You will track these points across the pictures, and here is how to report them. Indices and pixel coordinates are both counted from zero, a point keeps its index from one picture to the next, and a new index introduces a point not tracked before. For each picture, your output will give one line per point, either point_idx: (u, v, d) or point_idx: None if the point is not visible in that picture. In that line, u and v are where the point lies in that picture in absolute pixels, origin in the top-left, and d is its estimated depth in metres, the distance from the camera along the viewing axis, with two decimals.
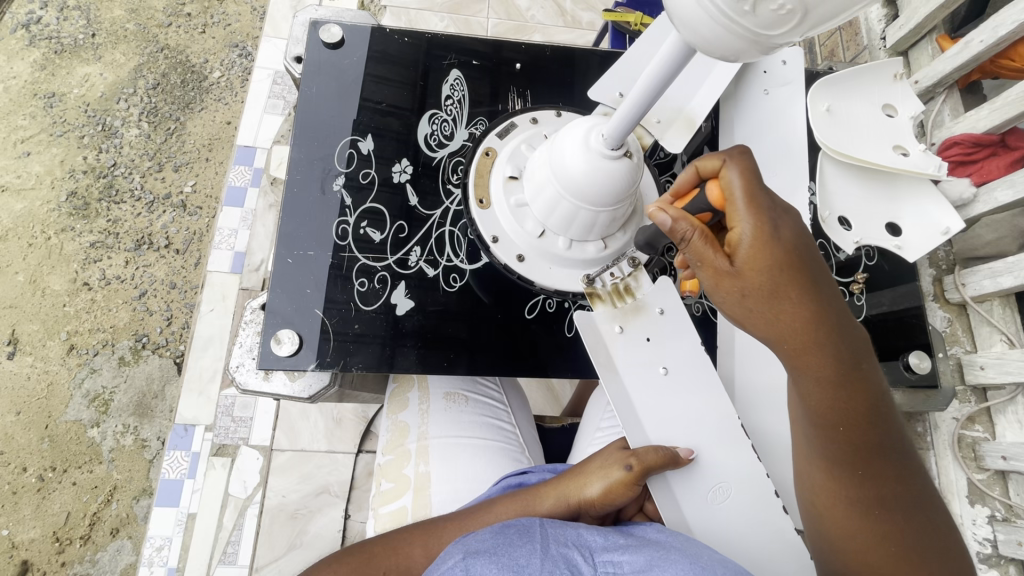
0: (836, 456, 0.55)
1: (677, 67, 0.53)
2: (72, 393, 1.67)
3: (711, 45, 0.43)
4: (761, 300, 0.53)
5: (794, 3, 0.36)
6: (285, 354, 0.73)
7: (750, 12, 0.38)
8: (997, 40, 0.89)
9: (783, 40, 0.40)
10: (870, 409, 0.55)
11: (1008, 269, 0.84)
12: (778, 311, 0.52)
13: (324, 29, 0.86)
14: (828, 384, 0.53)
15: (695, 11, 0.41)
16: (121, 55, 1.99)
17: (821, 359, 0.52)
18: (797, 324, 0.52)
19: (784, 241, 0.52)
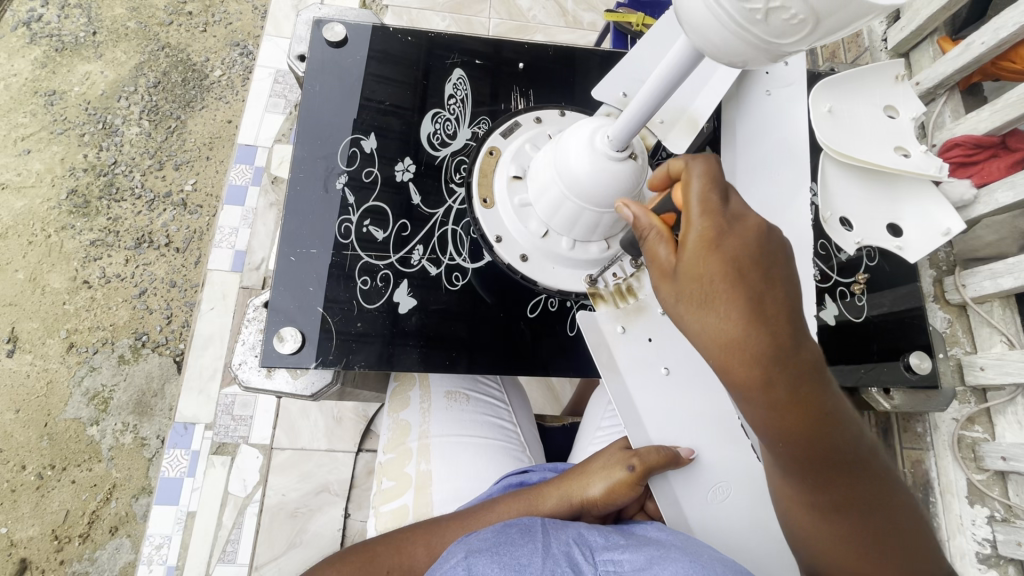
0: (790, 466, 0.49)
1: (685, 70, 0.53)
2: (71, 391, 1.66)
3: (719, 51, 0.43)
4: (698, 308, 0.45)
5: (806, 12, 0.37)
6: (288, 351, 0.73)
7: (760, 21, 0.39)
8: (998, 42, 0.89)
9: (792, 48, 0.41)
10: (823, 428, 0.46)
11: (1009, 270, 0.84)
12: (716, 324, 0.44)
13: (328, 28, 0.86)
14: (778, 411, 0.45)
15: (706, 18, 0.41)
16: (122, 53, 1.99)
17: (759, 379, 0.43)
18: (739, 342, 0.43)
19: (734, 246, 0.45)
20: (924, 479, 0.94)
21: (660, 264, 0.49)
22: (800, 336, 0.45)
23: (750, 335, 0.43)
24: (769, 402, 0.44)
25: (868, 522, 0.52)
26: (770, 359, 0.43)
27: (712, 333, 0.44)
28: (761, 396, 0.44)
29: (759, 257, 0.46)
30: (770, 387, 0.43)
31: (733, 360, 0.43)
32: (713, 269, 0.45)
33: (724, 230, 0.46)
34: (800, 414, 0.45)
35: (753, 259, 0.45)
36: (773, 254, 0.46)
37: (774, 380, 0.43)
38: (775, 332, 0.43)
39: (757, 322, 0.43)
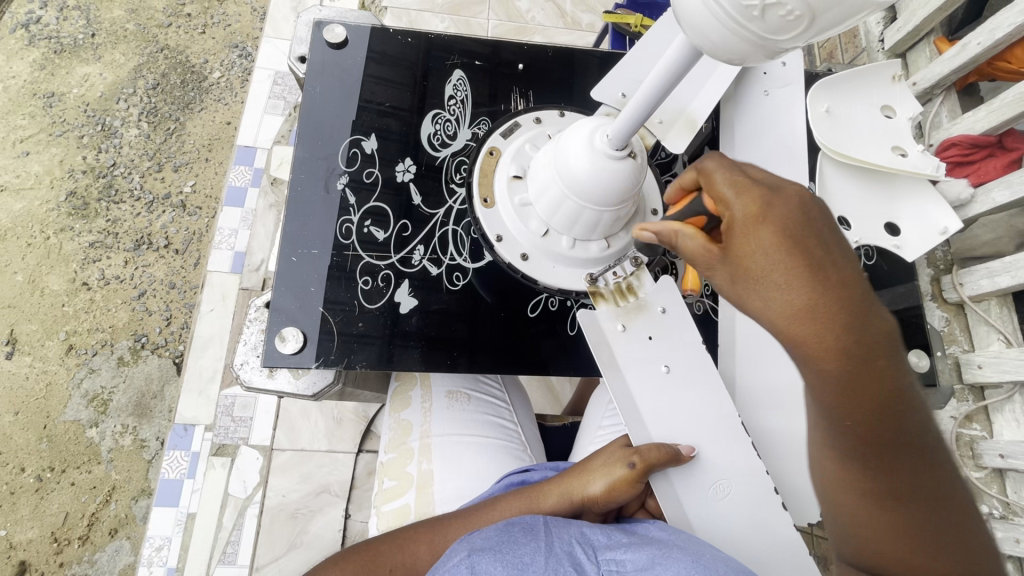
0: (852, 446, 0.46)
1: (683, 68, 0.53)
2: (70, 394, 1.66)
3: (717, 48, 0.44)
4: (758, 285, 0.45)
5: (802, 9, 0.37)
6: (290, 351, 0.73)
7: (757, 17, 0.39)
8: (994, 43, 0.90)
9: (790, 44, 0.41)
10: (891, 400, 0.44)
11: (1005, 268, 0.85)
12: (781, 298, 0.44)
13: (328, 30, 0.86)
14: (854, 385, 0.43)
15: (703, 14, 0.41)
16: (121, 55, 1.99)
17: (829, 346, 0.42)
18: (806, 311, 0.43)
19: (786, 215, 0.45)
20: None
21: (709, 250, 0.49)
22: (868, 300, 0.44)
23: (818, 303, 0.42)
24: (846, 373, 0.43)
25: (947, 539, 0.46)
26: (840, 325, 0.42)
27: (778, 307, 0.44)
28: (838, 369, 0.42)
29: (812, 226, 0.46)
30: (847, 355, 0.42)
31: (801, 333, 0.43)
32: (769, 242, 0.45)
33: (772, 202, 0.47)
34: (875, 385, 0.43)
35: (806, 228, 0.45)
36: (823, 223, 0.47)
37: (847, 349, 0.42)
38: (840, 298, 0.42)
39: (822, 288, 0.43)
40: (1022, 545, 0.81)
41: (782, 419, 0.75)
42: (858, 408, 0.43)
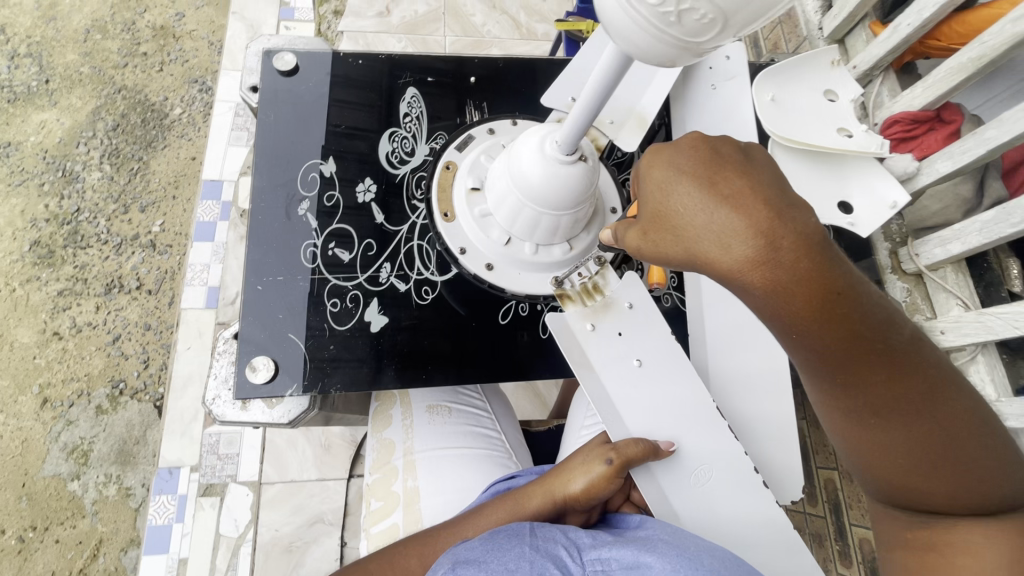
0: (820, 361, 0.46)
1: (618, 71, 0.54)
2: (48, 448, 1.62)
3: (645, 52, 0.45)
4: (679, 244, 0.47)
5: (714, 13, 0.38)
6: (262, 381, 0.72)
7: (675, 23, 0.40)
8: (923, 23, 0.94)
9: (714, 42, 0.42)
10: (838, 301, 0.43)
11: (956, 235, 0.90)
12: (698, 247, 0.46)
13: (278, 58, 0.87)
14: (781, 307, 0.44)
15: (626, 20, 0.43)
16: (78, 99, 1.97)
17: (755, 261, 0.42)
18: (719, 251, 0.44)
19: (678, 166, 0.49)
20: None
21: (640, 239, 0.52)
22: (780, 200, 0.43)
23: (726, 236, 0.44)
24: (773, 297, 0.43)
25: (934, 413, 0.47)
26: (750, 250, 0.43)
27: (701, 255, 0.46)
28: (767, 295, 0.43)
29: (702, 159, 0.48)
30: (770, 275, 0.43)
31: (727, 270, 0.44)
32: (673, 205, 0.48)
33: (659, 165, 0.50)
34: (806, 300, 0.43)
35: (703, 163, 0.48)
36: (717, 147, 0.49)
37: (763, 273, 0.42)
38: (739, 225, 0.43)
39: (723, 221, 0.44)
40: None
41: (758, 401, 0.77)
42: (803, 328, 0.44)
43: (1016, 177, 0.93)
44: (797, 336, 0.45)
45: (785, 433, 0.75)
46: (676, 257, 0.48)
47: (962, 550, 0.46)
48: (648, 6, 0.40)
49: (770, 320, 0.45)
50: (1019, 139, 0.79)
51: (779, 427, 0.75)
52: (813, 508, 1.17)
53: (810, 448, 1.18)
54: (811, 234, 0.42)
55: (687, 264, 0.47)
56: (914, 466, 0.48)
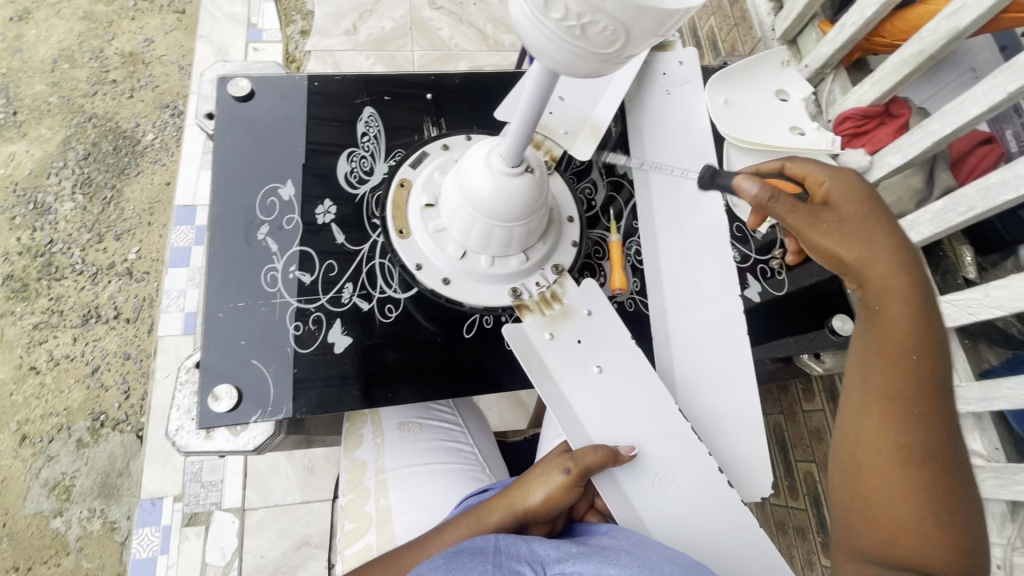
0: (903, 381, 0.50)
1: (541, 98, 0.57)
2: (29, 485, 1.59)
3: (559, 66, 0.48)
4: (857, 229, 0.54)
5: (615, 25, 0.43)
6: (224, 410, 0.72)
7: (580, 35, 0.45)
8: (866, 21, 0.97)
9: (617, 57, 0.47)
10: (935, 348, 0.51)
11: (909, 226, 0.92)
12: (880, 238, 0.53)
13: (233, 84, 0.87)
14: (908, 306, 0.51)
15: (535, 36, 0.46)
16: (47, 130, 1.95)
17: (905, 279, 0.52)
18: (893, 252, 0.52)
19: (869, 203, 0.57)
20: None
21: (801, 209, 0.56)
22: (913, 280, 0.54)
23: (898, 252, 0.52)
24: (908, 297, 0.51)
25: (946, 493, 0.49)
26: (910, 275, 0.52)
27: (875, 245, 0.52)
28: (907, 293, 0.51)
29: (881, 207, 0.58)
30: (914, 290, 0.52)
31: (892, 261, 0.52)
32: (863, 206, 0.55)
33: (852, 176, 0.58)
34: (918, 327, 0.50)
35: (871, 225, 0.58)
36: None
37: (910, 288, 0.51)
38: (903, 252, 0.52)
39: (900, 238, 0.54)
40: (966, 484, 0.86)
41: (724, 398, 0.79)
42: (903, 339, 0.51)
43: (963, 166, 0.96)
44: (902, 349, 0.51)
45: (750, 432, 0.77)
46: (844, 240, 0.53)
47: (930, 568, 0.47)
48: (553, 21, 0.44)
49: (884, 320, 0.52)
50: (962, 130, 0.82)
51: (742, 426, 0.77)
52: (792, 501, 1.18)
53: (787, 442, 1.20)
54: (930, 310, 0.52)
55: (851, 243, 0.53)
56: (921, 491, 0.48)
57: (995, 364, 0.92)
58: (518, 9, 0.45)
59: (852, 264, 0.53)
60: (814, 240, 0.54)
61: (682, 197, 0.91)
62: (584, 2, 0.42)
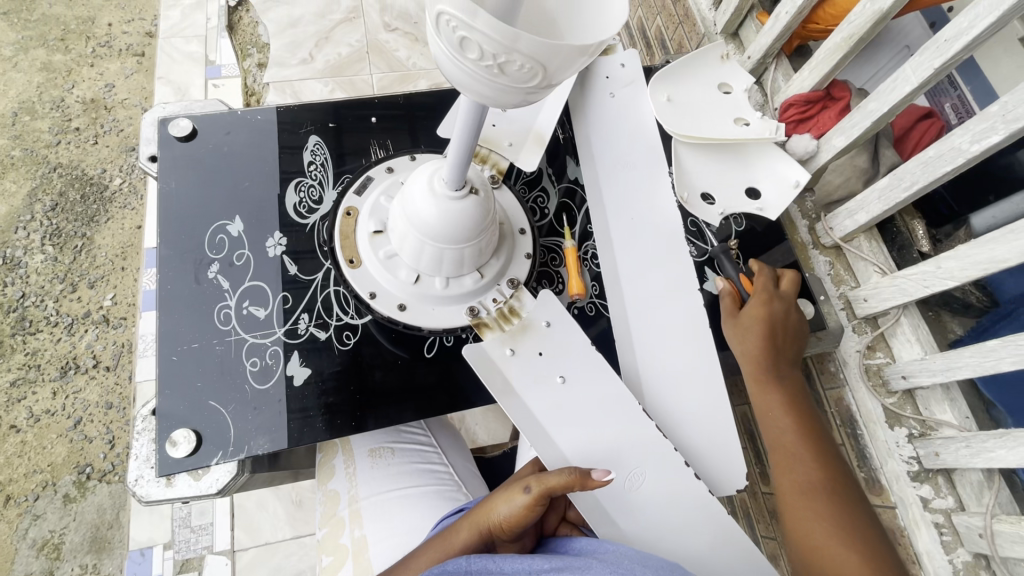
0: (783, 427, 0.75)
1: (476, 122, 0.57)
2: (17, 547, 1.55)
3: (485, 99, 0.48)
4: (747, 329, 0.82)
5: (530, 63, 0.43)
6: (183, 455, 0.70)
7: (500, 73, 0.45)
8: (798, 10, 0.98)
9: (543, 88, 0.47)
10: (800, 410, 0.77)
11: (860, 206, 0.93)
12: (757, 335, 0.81)
13: (174, 125, 0.87)
14: (766, 386, 0.79)
15: (458, 74, 0.47)
16: (12, 183, 1.91)
17: (770, 362, 0.80)
18: (764, 345, 0.80)
19: (780, 308, 0.83)
20: (848, 415, 0.98)
21: (727, 308, 0.86)
22: (790, 365, 0.82)
23: (766, 347, 0.80)
24: (771, 377, 0.79)
25: (839, 510, 0.67)
26: (770, 363, 0.80)
27: (748, 338, 0.81)
28: (766, 375, 0.79)
29: (794, 306, 0.85)
30: (778, 370, 0.80)
31: (765, 350, 0.80)
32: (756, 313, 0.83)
33: (767, 284, 0.86)
34: (781, 393, 0.78)
35: (785, 325, 0.83)
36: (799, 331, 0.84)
37: (774, 369, 0.80)
38: (771, 346, 0.81)
39: (777, 332, 0.82)
40: (941, 457, 0.86)
41: (691, 395, 0.79)
42: (775, 401, 0.78)
43: (907, 143, 0.98)
44: (776, 408, 0.77)
45: (719, 427, 0.78)
46: (737, 337, 0.83)
47: (837, 561, 0.64)
48: (471, 61, 0.45)
49: (760, 390, 0.79)
50: (898, 107, 0.83)
51: (711, 419, 0.78)
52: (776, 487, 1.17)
53: None
54: (794, 385, 0.80)
55: (739, 342, 0.83)
56: (823, 510, 0.67)
57: (962, 333, 0.93)
58: (438, 49, 0.46)
59: (741, 350, 0.82)
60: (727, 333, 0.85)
61: (637, 198, 0.91)
62: (496, 44, 0.42)
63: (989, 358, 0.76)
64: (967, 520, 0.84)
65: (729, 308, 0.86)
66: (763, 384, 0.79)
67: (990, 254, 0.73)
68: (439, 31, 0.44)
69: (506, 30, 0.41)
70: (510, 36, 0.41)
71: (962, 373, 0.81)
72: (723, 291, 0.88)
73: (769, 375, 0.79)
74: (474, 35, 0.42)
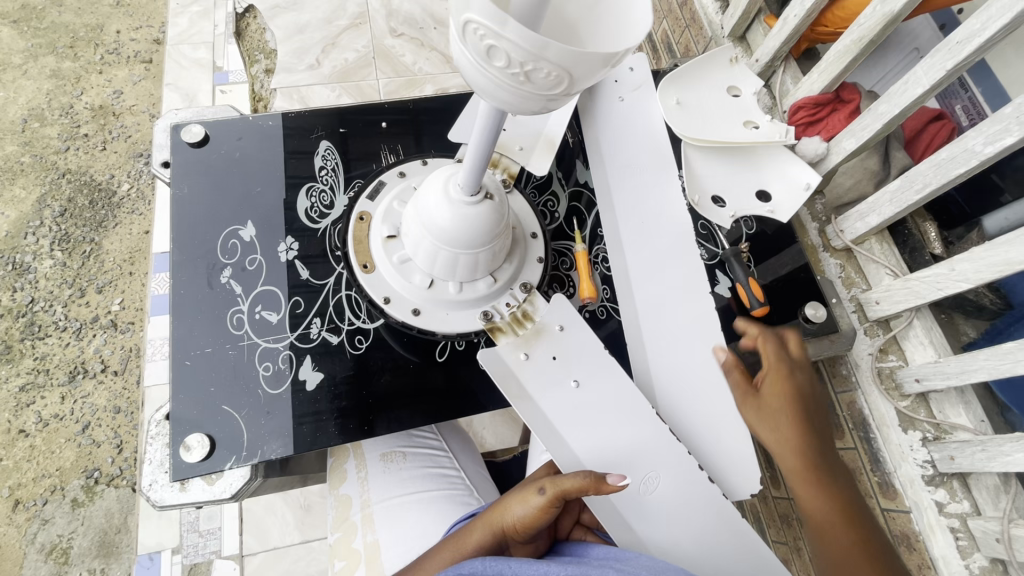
0: (839, 529, 0.68)
1: (495, 129, 0.57)
2: (25, 552, 1.55)
3: (509, 106, 0.49)
4: (773, 412, 0.77)
5: (557, 71, 0.43)
6: (197, 459, 0.71)
7: (525, 81, 0.45)
8: (807, 12, 0.98)
9: (567, 95, 0.47)
10: (847, 506, 0.70)
11: (872, 208, 0.93)
12: (785, 417, 0.76)
13: (186, 130, 0.87)
14: (809, 478, 0.72)
15: (483, 81, 0.47)
16: (21, 190, 1.93)
17: (803, 447, 0.74)
18: (795, 430, 0.75)
19: (802, 382, 0.79)
20: (861, 417, 0.98)
21: (741, 385, 0.79)
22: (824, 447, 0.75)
23: (797, 430, 0.75)
24: (814, 468, 0.73)
25: None
26: (805, 450, 0.74)
27: (784, 425, 0.76)
28: (806, 466, 0.73)
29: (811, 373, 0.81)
30: (817, 456, 0.74)
31: (796, 433, 0.75)
32: (779, 394, 0.78)
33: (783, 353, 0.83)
34: (823, 486, 0.71)
35: (809, 400, 0.78)
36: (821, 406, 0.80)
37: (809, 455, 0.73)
38: (802, 429, 0.75)
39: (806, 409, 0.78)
40: (957, 461, 0.85)
41: (704, 399, 0.79)
42: (822, 497, 0.70)
43: (918, 145, 0.98)
44: (824, 506, 0.70)
45: (732, 431, 0.77)
46: (762, 420, 0.77)
47: None
48: (498, 69, 0.45)
49: (800, 481, 0.72)
50: (909, 109, 0.83)
51: (725, 423, 0.78)
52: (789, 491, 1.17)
53: None
54: (835, 474, 0.73)
55: (766, 426, 0.76)
56: None
57: (975, 336, 0.93)
58: (463, 56, 0.46)
59: (772, 436, 0.76)
60: (750, 416, 0.77)
61: (648, 202, 0.91)
62: (524, 52, 0.42)
63: (1006, 360, 0.75)
64: (983, 524, 0.83)
65: (744, 390, 0.79)
66: (805, 477, 0.72)
67: (1004, 257, 0.73)
68: (465, 39, 0.44)
69: (535, 39, 0.41)
70: (539, 44, 0.41)
71: (976, 376, 0.80)
72: (729, 365, 0.80)
73: (804, 463, 0.73)
74: (502, 43, 0.42)
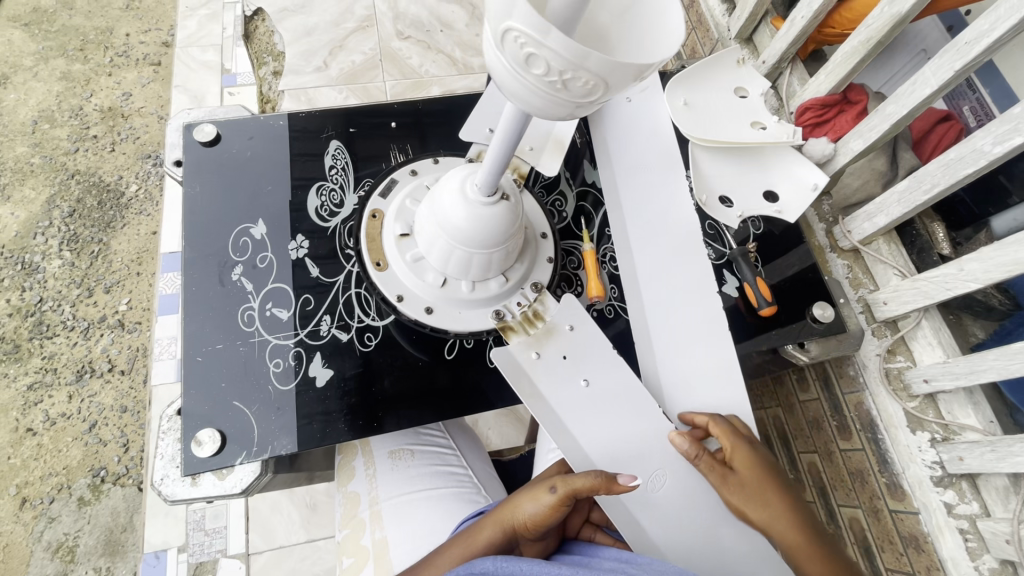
0: None
1: (518, 132, 0.58)
2: (32, 550, 1.56)
3: (540, 112, 0.49)
4: (754, 491, 0.68)
5: (595, 79, 0.44)
6: (208, 454, 0.71)
7: (562, 89, 0.45)
8: (814, 14, 0.99)
9: (600, 103, 0.48)
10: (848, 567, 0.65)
11: (880, 209, 0.93)
12: (767, 492, 0.68)
13: (198, 130, 0.88)
14: (811, 550, 0.65)
15: (517, 88, 0.47)
16: (31, 191, 1.95)
17: (792, 518, 0.67)
18: (779, 503, 0.68)
19: (765, 448, 0.72)
20: (869, 419, 0.98)
21: (717, 475, 0.70)
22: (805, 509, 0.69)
23: (780, 503, 0.68)
24: (808, 536, 0.66)
25: None
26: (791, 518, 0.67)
27: (769, 503, 0.68)
28: (805, 538, 0.66)
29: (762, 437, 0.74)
30: (807, 523, 0.67)
31: (781, 505, 0.68)
32: (753, 467, 0.70)
33: (737, 420, 0.75)
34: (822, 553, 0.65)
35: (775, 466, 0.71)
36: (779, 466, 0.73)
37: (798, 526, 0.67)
38: (783, 499, 0.68)
39: (780, 474, 0.71)
40: (966, 462, 0.85)
41: (715, 398, 0.79)
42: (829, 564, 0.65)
43: (926, 146, 0.98)
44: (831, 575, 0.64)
45: None
46: (747, 503, 0.68)
47: None
48: (535, 76, 0.45)
49: (804, 556, 0.65)
50: (917, 109, 0.83)
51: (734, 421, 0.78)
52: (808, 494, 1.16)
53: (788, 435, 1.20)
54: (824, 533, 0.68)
55: (753, 509, 0.68)
56: None
57: (984, 337, 0.93)
58: (498, 62, 0.47)
59: (763, 518, 0.67)
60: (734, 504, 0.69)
61: (659, 203, 0.92)
62: (565, 61, 0.42)
63: (1015, 360, 0.75)
64: (993, 526, 0.82)
65: (721, 476, 0.70)
66: (808, 549, 0.65)
67: (1014, 257, 0.73)
68: (503, 46, 0.45)
69: (578, 48, 0.41)
70: (580, 54, 0.41)
71: (986, 376, 0.80)
72: (697, 455, 0.70)
73: (795, 532, 0.66)
74: (543, 52, 0.42)
